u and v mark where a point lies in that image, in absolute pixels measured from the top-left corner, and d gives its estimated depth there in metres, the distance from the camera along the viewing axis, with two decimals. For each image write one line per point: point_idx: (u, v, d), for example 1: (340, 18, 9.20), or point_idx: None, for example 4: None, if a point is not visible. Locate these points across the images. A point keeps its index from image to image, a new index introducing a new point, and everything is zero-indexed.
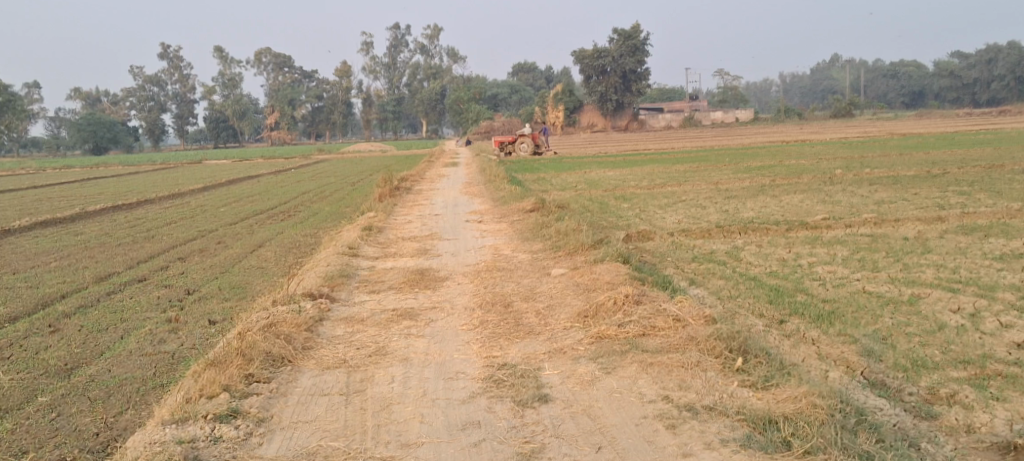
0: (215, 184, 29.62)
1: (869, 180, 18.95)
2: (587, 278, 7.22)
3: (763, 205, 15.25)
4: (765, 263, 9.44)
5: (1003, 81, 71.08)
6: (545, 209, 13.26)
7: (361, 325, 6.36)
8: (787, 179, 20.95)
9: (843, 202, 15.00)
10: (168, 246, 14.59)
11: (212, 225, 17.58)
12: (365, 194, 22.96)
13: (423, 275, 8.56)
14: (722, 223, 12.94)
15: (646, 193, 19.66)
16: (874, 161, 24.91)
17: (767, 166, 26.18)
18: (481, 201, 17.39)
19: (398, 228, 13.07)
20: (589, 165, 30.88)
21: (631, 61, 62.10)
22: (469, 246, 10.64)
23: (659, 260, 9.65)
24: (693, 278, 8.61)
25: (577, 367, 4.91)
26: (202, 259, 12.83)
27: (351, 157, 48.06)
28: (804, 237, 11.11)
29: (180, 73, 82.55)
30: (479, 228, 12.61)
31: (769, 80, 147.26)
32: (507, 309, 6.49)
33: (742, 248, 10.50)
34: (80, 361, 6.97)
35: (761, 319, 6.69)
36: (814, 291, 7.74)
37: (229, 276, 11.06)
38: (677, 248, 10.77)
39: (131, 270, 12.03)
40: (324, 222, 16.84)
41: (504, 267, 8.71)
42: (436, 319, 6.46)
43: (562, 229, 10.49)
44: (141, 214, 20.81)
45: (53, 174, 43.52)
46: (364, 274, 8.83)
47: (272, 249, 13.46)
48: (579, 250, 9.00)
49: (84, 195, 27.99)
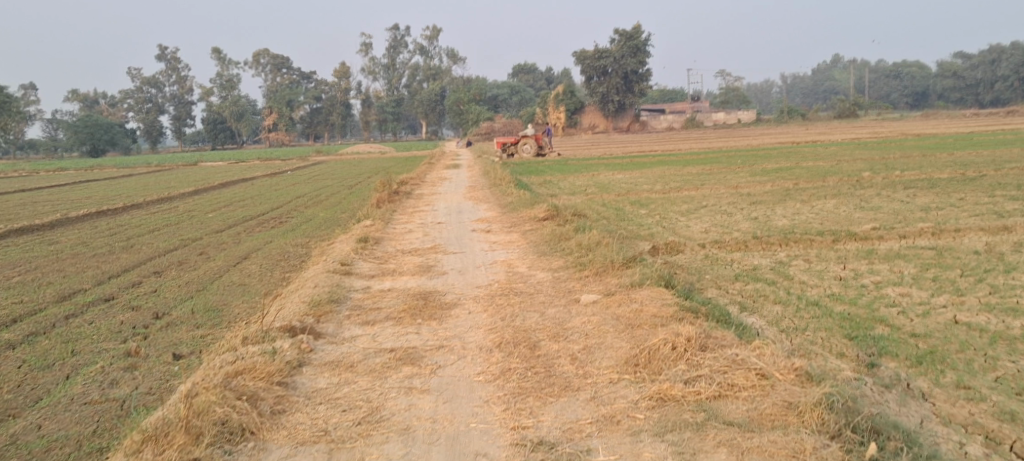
0: (206, 187, 28.23)
1: (903, 184, 17.67)
2: (629, 307, 5.97)
3: (796, 212, 13.97)
4: (824, 282, 8.14)
5: (1008, 82, 69.59)
6: (559, 218, 12.00)
7: (349, 373, 5.07)
8: (811, 182, 19.64)
9: (884, 208, 13.74)
10: (146, 258, 13.29)
11: (196, 233, 16.32)
12: (363, 198, 21.63)
13: (426, 300, 7.25)
14: (757, 234, 11.66)
15: (662, 197, 18.39)
16: (899, 163, 23.61)
17: (786, 168, 24.85)
18: (487, 207, 16.09)
19: (396, 238, 11.79)
20: (596, 168, 29.57)
21: (633, 61, 60.86)
22: (479, 262, 9.34)
23: (697, 279, 8.37)
24: (743, 301, 7.36)
25: (639, 451, 3.78)
26: (178, 274, 11.52)
27: (351, 160, 46.45)
28: (855, 249, 9.83)
29: (178, 74, 81.14)
30: (488, 239, 11.31)
31: (770, 81, 145.85)
32: (534, 352, 5.19)
33: (788, 264, 9.21)
34: (7, 413, 5.73)
35: (845, 361, 5.41)
36: (898, 320, 6.42)
37: (206, 296, 9.76)
38: (713, 263, 9.50)
39: (99, 288, 10.72)
40: (317, 230, 15.58)
41: (522, 291, 7.38)
42: (444, 364, 5.16)
43: (584, 243, 9.22)
44: (124, 220, 19.48)
45: (40, 176, 42.08)
46: (357, 299, 7.55)
47: (258, 262, 12.13)
48: (608, 270, 7.71)
49: (71, 199, 26.61)
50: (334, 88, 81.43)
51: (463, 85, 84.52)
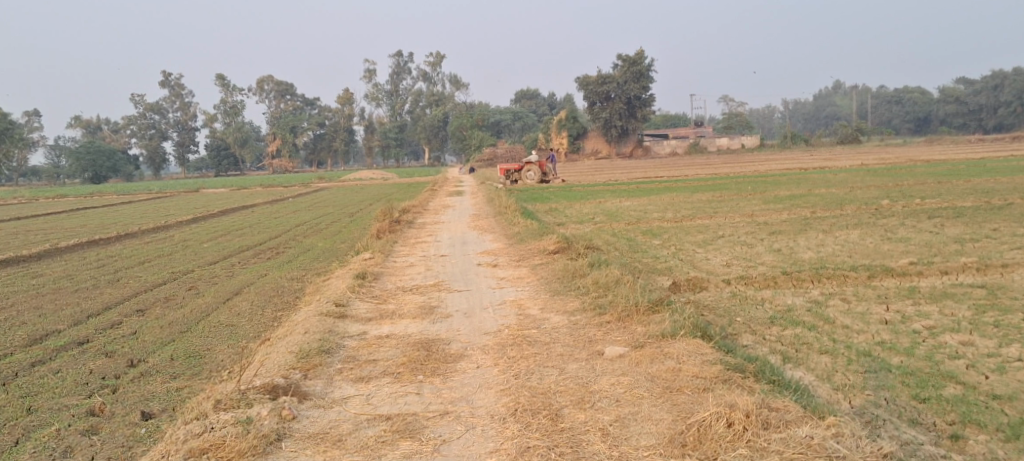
0: (205, 215, 27.43)
1: (926, 213, 16.89)
2: (664, 364, 5.21)
3: (821, 244, 13.21)
4: (872, 327, 7.31)
5: (1010, 108, 68.96)
6: (571, 251, 11.25)
7: (336, 452, 4.39)
8: (828, 210, 18.85)
9: (913, 239, 12.94)
10: (131, 293, 12.47)
11: (187, 265, 15.53)
12: (364, 227, 20.78)
13: (430, 350, 6.45)
14: (784, 267, 10.89)
15: (675, 226, 17.63)
16: (916, 190, 22.82)
17: (800, 195, 24.10)
18: (493, 238, 15.34)
19: (396, 274, 10.99)
20: (602, 194, 28.81)
21: (636, 87, 60.13)
22: (486, 303, 8.51)
23: (729, 324, 7.55)
24: (783, 350, 6.58)
25: None
26: (162, 312, 10.69)
27: (352, 186, 45.61)
28: (895, 287, 9.03)
29: (181, 101, 80.71)
30: (495, 274, 10.50)
31: (772, 107, 145.81)
32: (557, 424, 4.47)
33: (825, 305, 8.41)
34: None
35: (922, 431, 4.68)
36: (971, 377, 5.57)
37: (188, 339, 8.93)
38: (742, 303, 8.70)
39: (75, 329, 9.88)
40: (314, 262, 14.77)
41: (536, 340, 6.54)
42: (450, 438, 4.43)
43: (601, 282, 8.45)
44: (115, 251, 18.70)
45: (38, 203, 41.36)
46: (353, 347, 6.76)
47: (249, 298, 11.30)
48: (633, 316, 6.91)
49: (66, 228, 25.81)
50: (337, 115, 81.19)
51: (465, 111, 84.17)
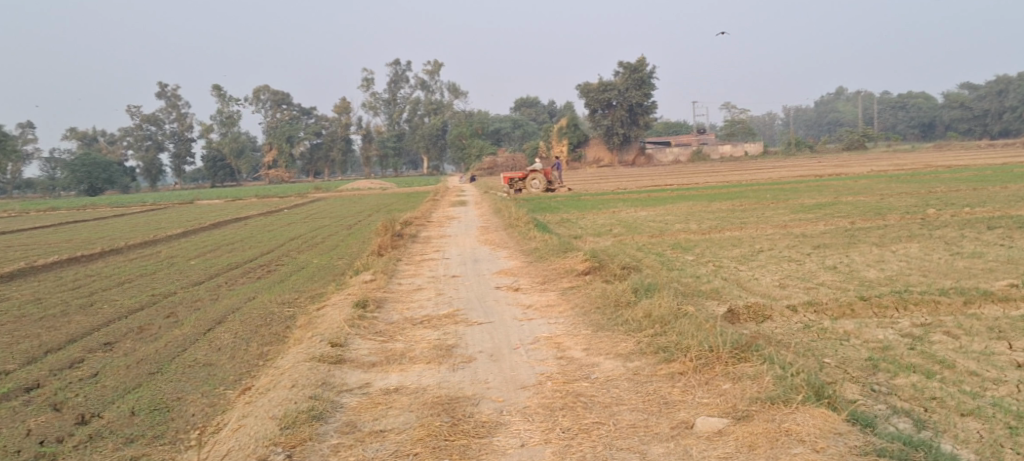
0: (197, 229, 25.80)
1: (981, 223, 15.33)
2: (796, 454, 4.13)
3: (882, 260, 11.67)
4: (1009, 375, 5.84)
5: (1016, 113, 67.33)
6: (603, 272, 9.72)
7: None
8: (867, 220, 17.35)
9: (986, 255, 11.39)
10: (100, 322, 10.89)
11: (169, 287, 13.97)
12: (363, 242, 19.17)
13: (454, 413, 4.98)
14: (856, 291, 9.33)
15: (704, 239, 16.10)
16: (953, 198, 21.32)
17: (828, 203, 22.55)
18: (507, 254, 13.85)
19: (404, 300, 9.47)
20: (614, 204, 27.17)
21: (637, 94, 58.72)
22: (516, 340, 7.00)
23: (821, 367, 6.10)
24: (912, 408, 5.15)
25: None
26: (132, 347, 9.13)
27: (351, 197, 43.89)
28: (1003, 317, 7.54)
29: (178, 112, 79.14)
30: (518, 301, 8.99)
31: (774, 113, 143.66)
32: None
33: (930, 341, 6.90)
34: None
35: None
36: None
37: (155, 382, 7.40)
38: (824, 338, 7.15)
39: (25, 369, 8.34)
40: (309, 283, 13.26)
41: (592, 399, 5.05)
42: None
43: (654, 316, 6.94)
44: (94, 270, 17.13)
45: (28, 217, 39.65)
46: (353, 407, 5.29)
47: (234, 328, 9.76)
48: (713, 366, 5.48)
49: (49, 243, 24.12)
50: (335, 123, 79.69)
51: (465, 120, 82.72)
